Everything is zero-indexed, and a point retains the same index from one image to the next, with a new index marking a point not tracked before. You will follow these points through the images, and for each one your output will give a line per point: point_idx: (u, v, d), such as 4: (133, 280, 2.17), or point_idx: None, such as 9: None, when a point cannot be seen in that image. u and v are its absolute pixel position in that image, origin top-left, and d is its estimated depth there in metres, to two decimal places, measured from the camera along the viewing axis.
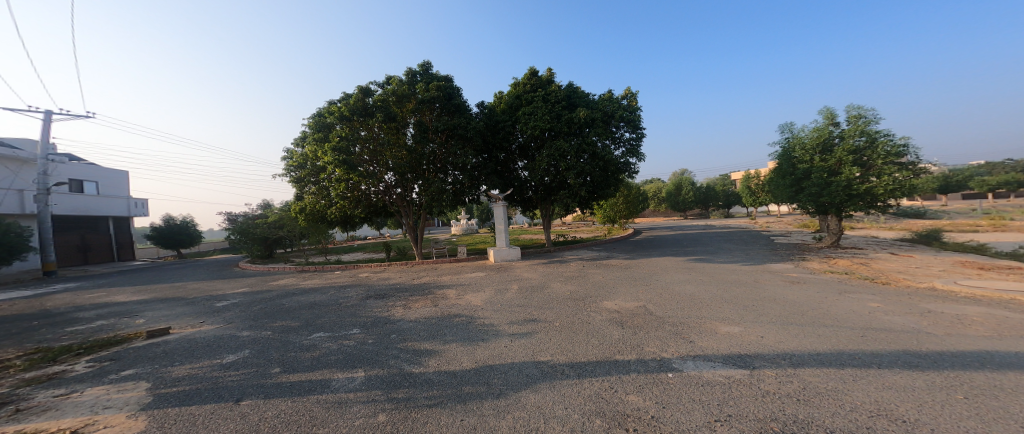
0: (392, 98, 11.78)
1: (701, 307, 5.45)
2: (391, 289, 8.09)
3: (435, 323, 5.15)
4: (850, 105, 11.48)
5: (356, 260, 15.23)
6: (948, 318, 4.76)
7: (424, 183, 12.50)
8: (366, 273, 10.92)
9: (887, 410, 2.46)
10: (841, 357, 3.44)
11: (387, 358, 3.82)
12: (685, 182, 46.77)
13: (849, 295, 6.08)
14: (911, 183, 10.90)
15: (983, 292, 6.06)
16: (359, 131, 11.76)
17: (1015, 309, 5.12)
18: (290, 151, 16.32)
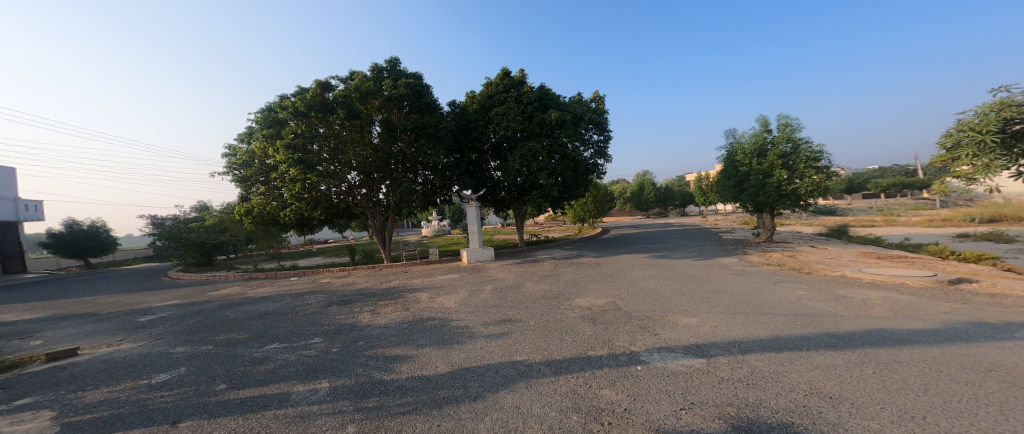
0: (356, 94, 11.31)
1: (663, 301, 5.76)
2: (356, 294, 7.71)
3: (405, 327, 5.00)
4: (779, 114, 12.70)
5: (312, 266, 14.26)
6: (857, 301, 5.44)
7: (390, 183, 12.04)
8: (328, 278, 10.34)
9: (819, 388, 2.74)
10: (780, 342, 3.80)
11: (354, 366, 3.64)
12: (647, 183, 49.12)
13: (783, 285, 6.74)
14: (826, 185, 12.32)
15: (880, 278, 6.99)
16: (318, 128, 11.12)
17: (907, 292, 5.99)
18: (233, 148, 14.96)
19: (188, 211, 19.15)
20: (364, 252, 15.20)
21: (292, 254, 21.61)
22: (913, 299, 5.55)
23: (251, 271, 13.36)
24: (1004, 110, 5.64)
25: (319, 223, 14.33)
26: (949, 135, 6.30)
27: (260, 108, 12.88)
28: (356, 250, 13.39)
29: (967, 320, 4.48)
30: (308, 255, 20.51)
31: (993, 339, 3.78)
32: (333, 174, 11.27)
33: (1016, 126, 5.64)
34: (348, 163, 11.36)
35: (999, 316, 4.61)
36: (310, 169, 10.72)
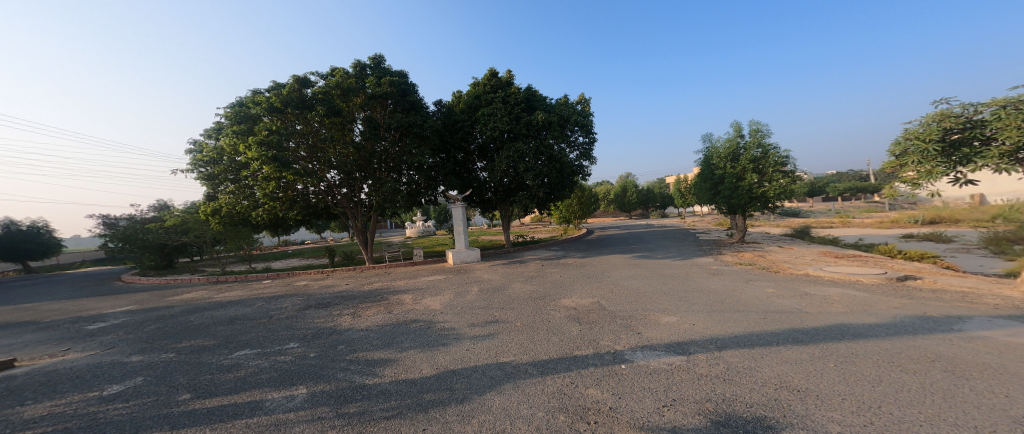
0: (338, 90, 11.02)
1: (645, 300, 5.90)
2: (335, 297, 7.47)
3: (387, 330, 4.89)
4: (751, 120, 13.34)
5: (286, 268, 13.69)
6: (819, 298, 5.77)
7: (373, 182, 11.75)
8: (303, 281, 9.96)
9: (787, 382, 2.89)
10: (752, 338, 3.97)
11: (334, 371, 3.52)
12: (630, 185, 50.24)
13: (754, 283, 7.06)
14: (792, 188, 13.01)
15: (837, 275, 7.45)
16: (295, 124, 10.74)
17: (863, 288, 6.41)
18: (198, 144, 14.15)
19: (148, 210, 17.98)
20: (344, 254, 14.77)
21: (266, 256, 20.69)
22: (866, 295, 5.96)
23: (219, 274, 12.66)
24: (944, 120, 6.10)
25: (295, 223, 13.80)
26: (898, 143, 6.79)
27: (231, 103, 12.28)
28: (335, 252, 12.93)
29: (912, 313, 4.85)
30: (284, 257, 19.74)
31: (934, 332, 4.11)
32: (312, 172, 10.89)
33: (955, 135, 6.12)
34: (328, 162, 11.01)
35: (940, 309, 5.03)
36: (286, 168, 10.29)
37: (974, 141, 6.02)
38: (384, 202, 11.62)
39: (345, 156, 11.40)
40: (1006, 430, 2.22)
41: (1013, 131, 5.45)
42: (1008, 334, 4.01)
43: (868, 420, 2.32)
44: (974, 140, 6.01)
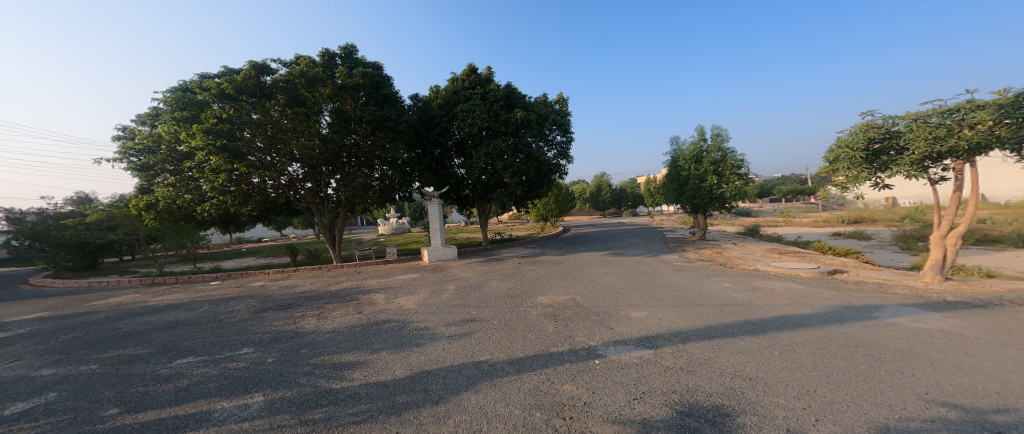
0: (302, 80, 10.41)
1: (617, 296, 6.11)
2: (297, 298, 7.02)
3: (356, 332, 4.68)
4: (713, 125, 14.21)
5: (237, 268, 12.63)
6: (768, 291, 6.29)
7: (341, 177, 11.17)
8: (258, 282, 9.29)
9: (741, 371, 3.11)
10: (711, 331, 4.23)
11: (296, 377, 3.32)
12: (604, 185, 51.71)
13: (713, 278, 7.54)
14: (746, 190, 14.00)
15: (782, 270, 8.15)
16: (251, 113, 9.96)
17: (804, 282, 7.07)
18: (130, 130, 12.68)
19: (65, 203, 15.89)
20: (308, 251, 13.95)
21: (216, 255, 19.09)
22: (804, 287, 6.60)
23: (154, 275, 11.40)
24: (868, 131, 6.84)
25: (250, 220, 12.78)
26: (832, 150, 7.54)
27: (171, 87, 11.13)
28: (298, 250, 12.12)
29: (842, 304, 5.43)
30: (237, 255, 18.31)
31: (857, 319, 4.63)
32: (271, 165, 10.14)
33: (876, 145, 6.89)
34: (290, 154, 10.30)
35: (865, 299, 5.66)
36: (239, 159, 9.47)
37: (891, 150, 6.83)
38: (354, 197, 11.07)
39: (309, 149, 10.73)
40: (914, 406, 2.55)
41: (922, 143, 6.21)
42: (916, 321, 4.60)
43: (807, 403, 2.56)
44: (891, 150, 6.83)
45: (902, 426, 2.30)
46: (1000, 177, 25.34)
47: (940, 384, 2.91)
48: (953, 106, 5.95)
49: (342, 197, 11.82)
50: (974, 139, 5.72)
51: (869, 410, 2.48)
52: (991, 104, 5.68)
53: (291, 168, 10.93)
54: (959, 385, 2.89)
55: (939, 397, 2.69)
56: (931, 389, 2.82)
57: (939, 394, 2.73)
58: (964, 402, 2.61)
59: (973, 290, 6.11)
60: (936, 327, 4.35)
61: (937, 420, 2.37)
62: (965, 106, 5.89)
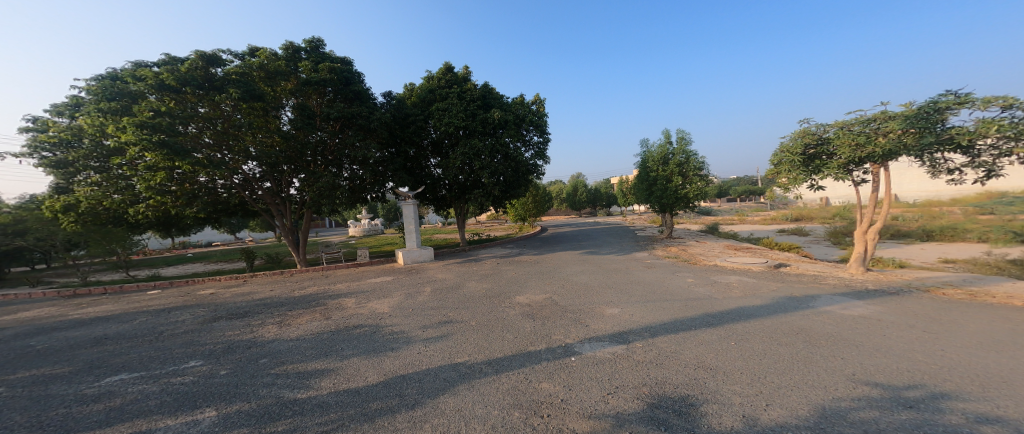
0: (262, 73, 9.72)
1: (590, 294, 6.28)
2: (254, 305, 6.52)
3: (322, 339, 4.43)
4: (678, 129, 15.04)
5: (180, 275, 11.52)
6: (726, 285, 6.75)
7: (305, 176, 10.52)
8: (207, 289, 8.55)
9: (703, 362, 3.30)
10: (677, 324, 4.47)
11: (254, 388, 3.09)
12: (580, 185, 52.99)
13: (678, 274, 7.97)
14: (707, 190, 14.87)
15: (737, 265, 8.79)
16: (197, 106, 9.11)
17: (756, 275, 7.68)
18: (43, 121, 11.12)
19: None
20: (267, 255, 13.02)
21: (155, 262, 17.25)
22: (755, 280, 7.16)
23: (76, 285, 10.10)
24: (805, 138, 7.55)
25: (196, 221, 11.70)
26: (775, 155, 8.23)
27: (95, 75, 9.90)
28: (255, 255, 11.24)
29: (786, 295, 5.95)
30: (182, 261, 16.70)
31: (798, 309, 5.11)
32: (222, 162, 9.33)
33: (811, 150, 7.62)
34: (245, 152, 9.52)
35: (805, 290, 6.25)
36: (181, 156, 8.60)
37: (823, 155, 7.57)
38: (319, 198, 10.45)
39: (268, 146, 9.99)
40: (846, 386, 2.85)
41: (847, 148, 6.96)
42: (844, 308, 5.15)
43: (758, 390, 2.77)
44: (823, 155, 7.58)
45: (835, 405, 2.57)
46: (908, 179, 29.01)
47: (865, 364, 3.28)
48: (871, 116, 6.72)
49: (307, 197, 11.15)
50: (886, 146, 6.48)
51: (808, 392, 2.74)
52: (900, 116, 6.47)
53: (246, 166, 10.15)
54: (880, 364, 3.27)
55: (863, 376, 3.03)
56: (857, 370, 3.15)
57: (863, 374, 3.07)
58: (884, 380, 2.96)
59: (890, 280, 6.95)
60: (860, 313, 4.89)
61: (862, 398, 2.67)
62: (880, 116, 6.66)
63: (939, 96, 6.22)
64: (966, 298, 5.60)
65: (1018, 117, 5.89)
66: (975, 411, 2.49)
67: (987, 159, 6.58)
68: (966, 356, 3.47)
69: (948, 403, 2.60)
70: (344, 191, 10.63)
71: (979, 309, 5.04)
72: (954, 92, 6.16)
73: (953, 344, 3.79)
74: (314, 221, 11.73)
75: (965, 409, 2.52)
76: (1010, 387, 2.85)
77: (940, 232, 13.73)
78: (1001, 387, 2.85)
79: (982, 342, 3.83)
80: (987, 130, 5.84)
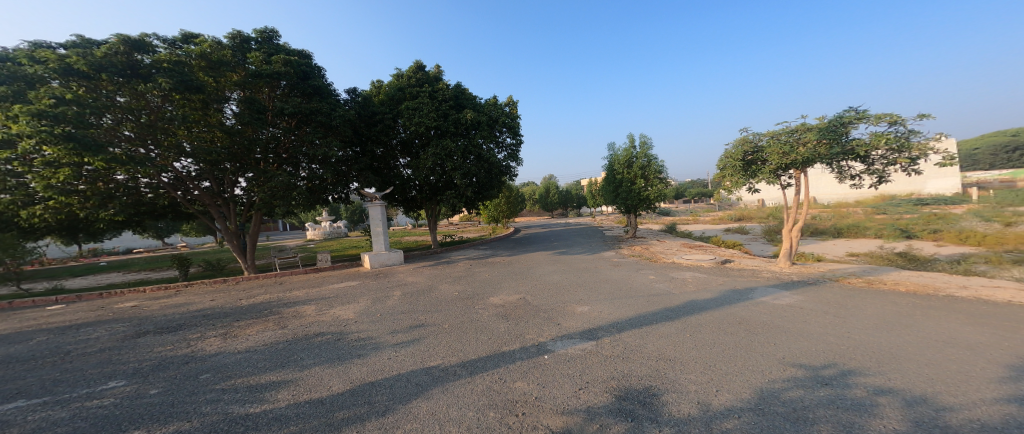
0: (203, 63, 8.81)
1: (562, 293, 6.40)
2: (189, 317, 5.87)
3: (275, 349, 4.09)
4: (641, 135, 15.87)
5: (92, 286, 10.06)
6: (683, 281, 7.21)
7: (254, 174, 9.66)
8: (127, 301, 7.54)
9: (665, 354, 3.50)
10: (641, 319, 4.70)
11: (195, 406, 2.78)
12: (553, 187, 53.97)
13: (641, 271, 8.36)
14: (666, 192, 15.71)
15: (692, 261, 9.41)
16: (115, 95, 8.02)
17: (708, 271, 8.28)
18: None
19: None
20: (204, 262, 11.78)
21: (61, 272, 14.96)
22: (706, 275, 7.73)
23: None
24: (743, 145, 8.29)
25: (112, 226, 10.29)
26: (720, 161, 8.95)
27: None
28: (190, 262, 10.10)
29: (732, 288, 6.50)
30: (97, 271, 14.60)
31: (742, 300, 5.59)
32: (148, 159, 8.28)
33: (748, 157, 8.38)
34: (178, 147, 8.50)
35: (746, 283, 6.87)
36: (93, 151, 7.52)
37: (758, 161, 8.35)
38: (272, 198, 9.63)
39: (207, 142, 9.05)
40: (780, 369, 3.16)
41: (775, 156, 7.75)
42: (777, 298, 5.73)
43: (710, 377, 2.98)
44: (757, 161, 8.36)
45: (770, 386, 2.84)
46: (824, 184, 32.57)
47: (794, 348, 3.65)
48: (793, 128, 7.55)
49: (256, 198, 10.23)
50: (806, 154, 7.29)
51: (749, 376, 3.01)
52: (814, 128, 7.34)
53: (179, 163, 9.10)
54: (805, 347, 3.68)
55: (792, 359, 3.38)
56: (787, 353, 3.52)
57: (791, 357, 3.44)
58: (809, 361, 3.32)
59: (816, 272, 7.83)
60: (789, 303, 5.47)
61: (791, 378, 2.99)
62: (800, 128, 7.50)
63: (844, 112, 7.16)
64: (876, 285, 6.47)
65: (900, 132, 6.94)
66: (875, 384, 2.88)
67: (879, 167, 7.64)
68: (874, 337, 3.99)
69: (855, 378, 2.98)
70: (302, 191, 9.86)
71: (880, 295, 5.85)
72: (855, 108, 7.10)
73: (860, 326, 4.35)
74: (264, 223, 10.84)
75: (869, 383, 2.91)
76: (904, 361, 3.33)
77: (849, 229, 15.73)
78: (894, 361, 3.33)
79: (883, 324, 4.44)
80: (879, 142, 6.82)
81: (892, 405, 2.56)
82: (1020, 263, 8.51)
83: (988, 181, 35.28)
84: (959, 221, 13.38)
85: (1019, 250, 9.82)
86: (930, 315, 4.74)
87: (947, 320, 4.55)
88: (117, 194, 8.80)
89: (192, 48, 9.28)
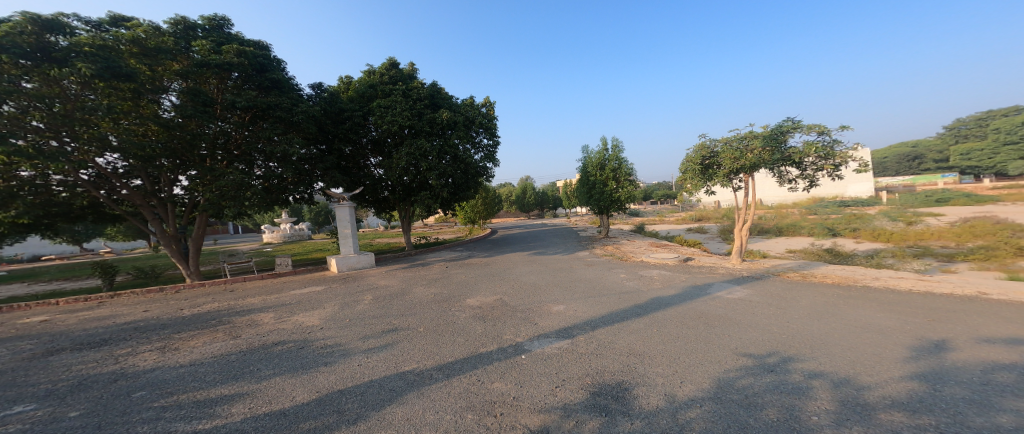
0: (135, 49, 7.99)
1: (538, 293, 6.45)
2: (120, 330, 5.29)
3: (225, 361, 3.79)
4: (613, 138, 16.39)
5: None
6: (652, 278, 7.51)
7: (199, 172, 8.89)
8: (38, 316, 6.66)
9: (634, 349, 3.63)
10: (613, 316, 4.84)
11: (131, 426, 2.52)
12: (530, 188, 54.58)
13: (614, 270, 8.62)
14: (636, 193, 16.24)
15: (659, 260, 9.83)
16: (21, 80, 7.08)
17: (674, 268, 8.69)
18: None
19: None
20: (136, 269, 10.66)
21: None
22: (672, 273, 8.11)
23: None
24: (701, 151, 8.78)
25: (15, 230, 9.07)
26: (681, 165, 9.42)
27: None
28: (116, 270, 9.12)
29: (694, 284, 6.86)
30: (7, 281, 12.81)
31: (703, 296, 5.92)
32: (62, 153, 7.35)
33: (705, 162, 8.88)
34: (101, 140, 7.65)
35: (707, 279, 7.28)
36: None
37: (713, 166, 8.88)
38: (221, 199, 8.90)
39: (139, 136, 8.22)
40: (734, 359, 3.38)
41: (728, 161, 8.28)
42: (731, 293, 6.13)
43: (674, 369, 3.13)
44: (713, 166, 8.88)
45: (725, 376, 3.02)
46: (768, 187, 35.35)
47: (744, 339, 3.93)
48: (742, 136, 8.12)
49: (201, 198, 9.42)
50: (753, 160, 7.86)
51: (708, 367, 3.19)
52: (759, 136, 7.94)
53: (103, 158, 8.19)
54: (755, 338, 3.97)
55: (743, 349, 3.63)
56: (739, 344, 3.78)
57: (742, 347, 3.69)
58: (755, 351, 3.59)
59: (769, 267, 8.44)
60: (742, 297, 5.87)
61: (743, 367, 3.20)
62: (748, 135, 8.07)
63: (783, 122, 7.80)
64: (822, 279, 7.07)
65: (827, 141, 7.67)
66: (815, 369, 3.16)
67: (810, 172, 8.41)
68: (814, 326, 4.37)
69: (797, 364, 3.25)
70: (257, 191, 9.18)
71: (813, 287, 6.46)
72: (792, 118, 7.76)
73: (797, 315, 4.78)
74: (209, 226, 10.02)
75: (810, 368, 3.18)
76: (839, 346, 3.68)
77: (788, 227, 17.22)
78: (829, 347, 3.67)
79: (817, 313, 4.90)
80: (810, 151, 7.52)
81: (826, 387, 2.83)
82: (932, 257, 9.73)
83: (895, 186, 40.30)
84: (875, 221, 15.12)
85: (918, 245, 11.30)
86: (861, 305, 5.26)
87: (877, 308, 5.06)
88: (23, 193, 7.76)
89: (123, 32, 8.44)
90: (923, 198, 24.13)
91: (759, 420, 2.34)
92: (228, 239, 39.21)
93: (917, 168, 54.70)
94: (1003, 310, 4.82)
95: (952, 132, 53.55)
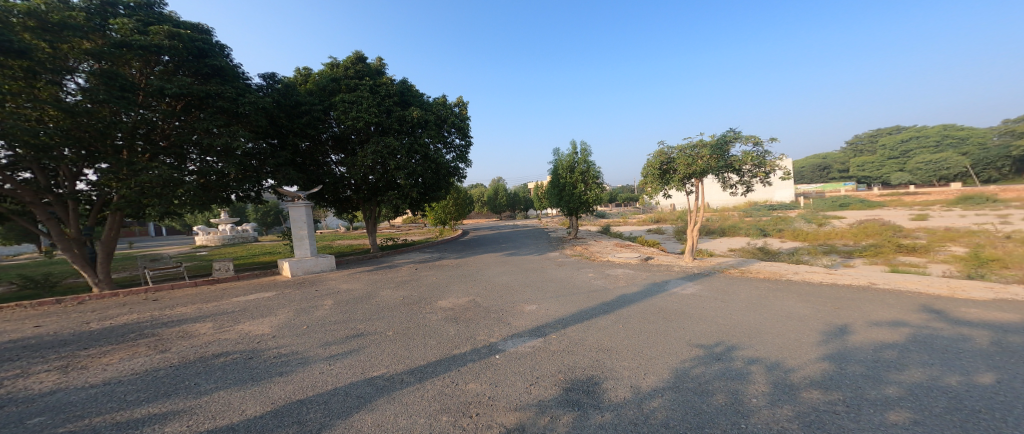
0: (31, 22, 7.07)
1: (510, 293, 6.47)
2: (9, 349, 4.58)
3: (152, 378, 3.42)
4: (581, 142, 16.84)
5: None
6: (617, 277, 7.80)
7: (113, 165, 7.89)
8: None
9: (602, 345, 3.75)
10: (583, 314, 4.96)
11: None
12: (501, 189, 54.73)
13: (582, 270, 8.84)
14: (603, 195, 16.72)
15: (624, 259, 10.24)
16: None
17: (637, 267, 9.10)
18: None
19: None
20: (26, 278, 9.23)
21: None
22: (635, 271, 8.48)
23: None
24: (659, 157, 9.28)
25: None
26: (642, 171, 9.89)
27: None
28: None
29: (655, 282, 7.21)
30: None
31: (664, 293, 6.24)
32: None
33: (663, 167, 9.39)
34: None
35: (667, 277, 7.68)
36: None
37: (670, 171, 9.41)
38: (142, 196, 8.00)
39: (33, 121, 7.17)
40: (691, 350, 3.59)
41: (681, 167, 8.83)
42: (687, 289, 6.52)
43: (638, 362, 3.28)
44: (670, 171, 9.40)
45: (683, 366, 3.22)
46: (713, 191, 37.98)
47: (699, 331, 4.19)
48: (693, 143, 8.69)
49: (115, 195, 8.39)
50: (701, 167, 8.46)
51: (667, 358, 3.38)
52: (707, 145, 8.56)
53: None
54: (706, 330, 4.24)
55: (696, 340, 3.87)
56: (693, 336, 4.02)
57: (697, 339, 3.92)
58: (707, 342, 3.84)
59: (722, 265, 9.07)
60: (698, 292, 6.27)
61: (698, 357, 3.41)
62: (699, 143, 8.66)
63: (727, 132, 8.46)
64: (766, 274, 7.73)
65: (760, 152, 8.43)
66: (762, 355, 3.44)
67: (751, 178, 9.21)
68: (758, 317, 4.74)
69: (745, 353, 3.52)
70: (189, 188, 8.36)
71: (751, 282, 7.04)
72: (734, 129, 8.44)
73: (745, 308, 5.17)
74: (124, 227, 8.96)
75: (756, 355, 3.46)
76: (779, 334, 4.03)
77: (731, 228, 18.69)
78: (770, 335, 4.00)
79: (762, 306, 5.34)
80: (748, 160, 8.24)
81: (771, 371, 3.09)
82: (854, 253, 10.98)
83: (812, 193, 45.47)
84: (795, 223, 16.97)
85: (834, 243, 12.85)
86: (801, 297, 5.78)
87: (813, 299, 5.60)
88: None
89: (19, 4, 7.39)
90: (830, 202, 27.78)
91: (712, 405, 2.51)
92: (154, 242, 34.89)
93: (826, 177, 61.57)
94: (901, 297, 5.55)
95: (855, 146, 61.39)
